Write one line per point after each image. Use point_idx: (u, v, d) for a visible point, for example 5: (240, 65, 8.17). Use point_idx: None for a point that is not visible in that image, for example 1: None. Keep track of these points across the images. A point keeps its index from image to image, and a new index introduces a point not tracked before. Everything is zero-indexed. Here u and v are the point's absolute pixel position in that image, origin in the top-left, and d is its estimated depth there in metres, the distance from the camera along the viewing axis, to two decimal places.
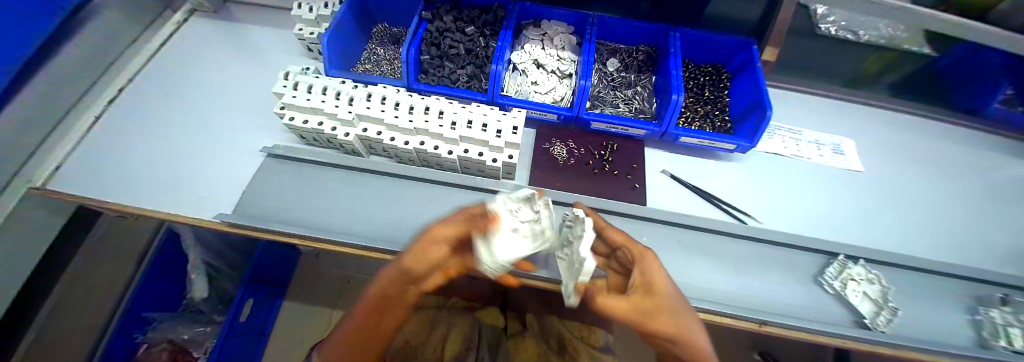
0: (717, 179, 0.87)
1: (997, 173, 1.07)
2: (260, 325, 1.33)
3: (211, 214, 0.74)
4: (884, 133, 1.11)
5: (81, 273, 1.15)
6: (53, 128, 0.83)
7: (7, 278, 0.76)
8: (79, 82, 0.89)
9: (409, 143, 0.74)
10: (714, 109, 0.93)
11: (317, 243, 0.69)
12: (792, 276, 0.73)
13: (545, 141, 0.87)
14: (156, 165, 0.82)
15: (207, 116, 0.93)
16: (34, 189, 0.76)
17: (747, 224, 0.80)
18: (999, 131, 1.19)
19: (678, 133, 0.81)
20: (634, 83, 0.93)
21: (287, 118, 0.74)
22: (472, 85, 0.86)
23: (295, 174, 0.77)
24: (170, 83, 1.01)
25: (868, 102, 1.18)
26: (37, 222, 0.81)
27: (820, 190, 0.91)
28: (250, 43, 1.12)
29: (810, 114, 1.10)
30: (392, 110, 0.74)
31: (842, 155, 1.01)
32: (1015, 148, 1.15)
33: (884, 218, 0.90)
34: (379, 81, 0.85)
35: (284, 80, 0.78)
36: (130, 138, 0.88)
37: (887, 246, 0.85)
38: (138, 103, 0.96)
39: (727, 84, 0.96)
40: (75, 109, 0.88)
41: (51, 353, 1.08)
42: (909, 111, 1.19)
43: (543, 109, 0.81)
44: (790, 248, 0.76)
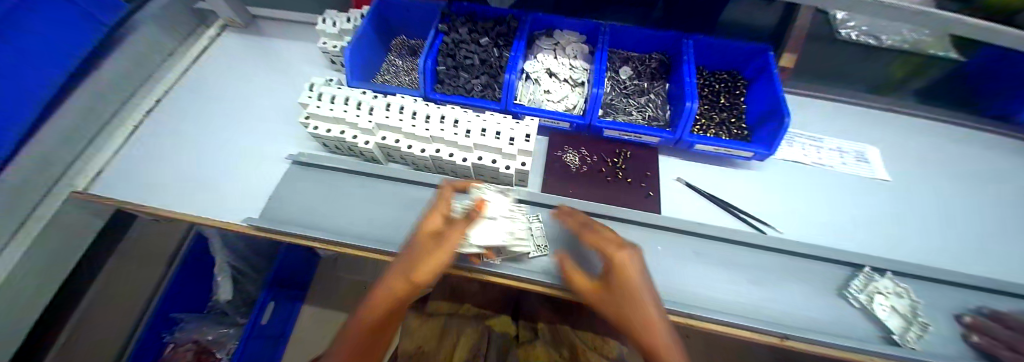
0: (733, 187, 0.85)
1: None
2: (279, 328, 1.36)
3: (236, 217, 0.78)
4: (910, 140, 1.06)
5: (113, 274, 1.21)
6: (95, 137, 0.89)
7: (48, 277, 0.81)
8: (119, 94, 0.95)
9: (425, 151, 0.76)
10: (730, 116, 0.91)
11: (338, 247, 0.72)
12: (815, 288, 0.70)
13: (557, 149, 0.88)
14: (189, 171, 0.88)
15: (234, 125, 0.98)
16: (76, 193, 0.83)
17: (765, 233, 0.78)
18: None
19: (693, 140, 0.80)
20: (647, 90, 0.93)
21: (310, 127, 0.78)
22: (486, 94, 0.88)
23: (316, 181, 0.81)
24: (203, 94, 1.07)
25: (894, 108, 1.14)
26: (77, 225, 0.86)
27: (844, 199, 0.88)
28: (277, 56, 1.19)
29: (831, 121, 1.07)
30: (409, 119, 0.76)
31: (866, 163, 0.98)
32: None
33: (914, 229, 0.86)
34: (397, 91, 0.88)
35: (308, 91, 0.82)
36: (164, 147, 0.94)
37: (919, 258, 0.81)
38: (173, 114, 1.02)
39: (743, 91, 0.95)
40: (114, 119, 0.95)
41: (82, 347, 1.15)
42: (939, 116, 1.14)
43: (556, 117, 0.82)
44: (811, 259, 0.74)
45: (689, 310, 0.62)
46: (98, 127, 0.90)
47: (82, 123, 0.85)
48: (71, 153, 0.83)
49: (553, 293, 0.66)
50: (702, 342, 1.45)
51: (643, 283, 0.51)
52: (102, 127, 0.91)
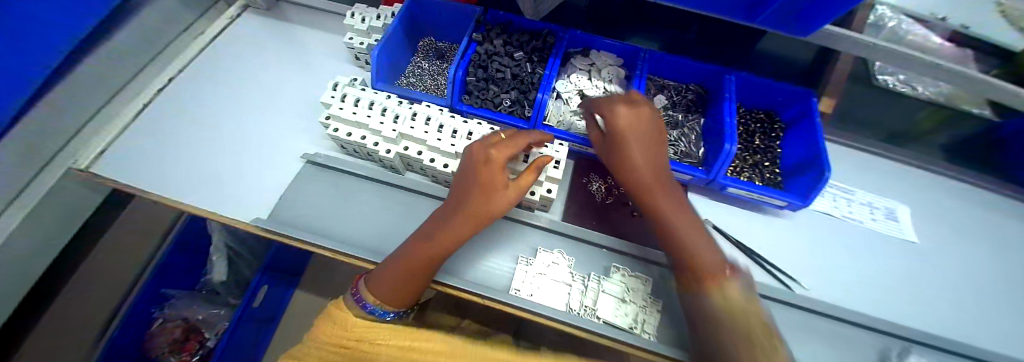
0: (762, 235, 0.82)
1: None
2: (271, 311, 1.34)
3: (239, 214, 0.75)
4: (936, 199, 1.04)
5: (112, 242, 1.23)
6: (97, 113, 0.85)
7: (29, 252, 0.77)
8: (126, 68, 0.91)
9: (448, 167, 0.72)
10: (764, 159, 0.88)
11: (346, 259, 0.68)
12: (842, 353, 0.66)
13: (583, 176, 0.84)
14: (197, 158, 0.85)
15: (247, 112, 0.95)
16: (77, 170, 0.80)
17: (792, 290, 0.74)
18: None
19: (727, 183, 0.77)
20: (681, 123, 0.90)
21: (331, 129, 0.74)
22: (514, 111, 0.85)
23: (330, 184, 0.77)
24: (218, 78, 1.04)
25: (924, 164, 1.11)
26: (70, 202, 0.82)
27: (870, 257, 0.85)
28: (299, 42, 1.15)
29: (860, 172, 1.04)
30: (435, 131, 0.73)
31: (896, 222, 0.95)
32: None
33: (941, 296, 0.83)
34: (423, 98, 0.84)
35: (332, 90, 0.79)
36: (176, 129, 0.91)
37: (944, 329, 0.78)
38: (185, 95, 0.99)
39: (779, 135, 0.92)
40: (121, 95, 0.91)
41: (71, 318, 1.13)
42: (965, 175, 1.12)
43: (585, 143, 0.79)
44: (837, 321, 0.70)
45: None
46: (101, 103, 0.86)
47: (85, 95, 0.81)
48: (74, 125, 0.81)
49: (573, 332, 0.63)
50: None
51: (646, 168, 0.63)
52: (107, 102, 0.88)
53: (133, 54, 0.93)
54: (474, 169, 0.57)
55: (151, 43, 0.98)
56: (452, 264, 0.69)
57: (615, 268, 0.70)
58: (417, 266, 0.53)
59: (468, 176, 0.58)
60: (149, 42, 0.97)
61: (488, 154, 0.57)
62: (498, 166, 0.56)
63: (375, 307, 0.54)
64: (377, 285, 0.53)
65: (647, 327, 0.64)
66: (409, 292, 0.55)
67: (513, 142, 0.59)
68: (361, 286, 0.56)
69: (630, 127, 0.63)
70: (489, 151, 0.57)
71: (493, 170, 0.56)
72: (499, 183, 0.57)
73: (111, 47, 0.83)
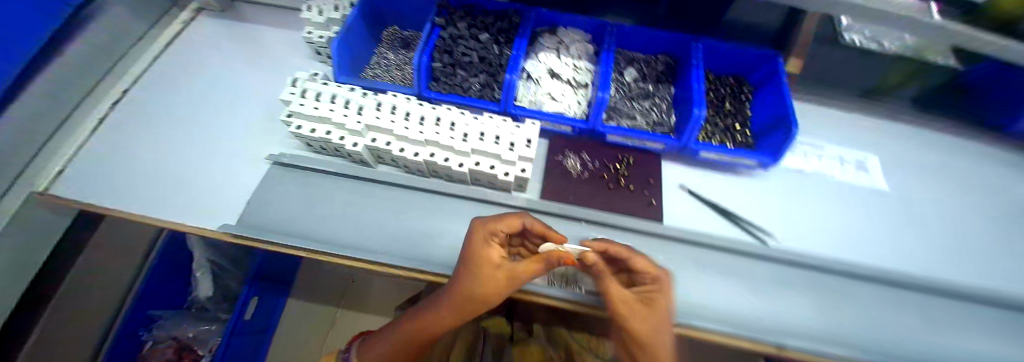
0: (737, 195, 0.84)
1: (1014, 190, 1.05)
2: (263, 322, 1.26)
3: (212, 222, 0.72)
4: (897, 148, 1.09)
5: None
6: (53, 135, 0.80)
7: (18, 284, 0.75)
8: (80, 81, 0.86)
9: (418, 155, 0.71)
10: (735, 123, 0.90)
11: (324, 257, 0.66)
12: (816, 298, 0.69)
13: (559, 154, 0.84)
14: (167, 171, 0.81)
15: (212, 118, 0.91)
16: (37, 194, 0.74)
17: (766, 244, 0.76)
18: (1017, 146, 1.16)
19: (698, 148, 0.77)
20: (653, 94, 0.90)
21: (294, 126, 0.72)
22: (484, 94, 0.84)
23: (301, 183, 0.76)
24: (180, 85, 0.99)
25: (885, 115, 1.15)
26: (43, 227, 0.79)
27: (842, 208, 0.88)
28: (258, 42, 1.11)
29: (826, 128, 1.08)
30: (402, 120, 0.71)
31: (866, 172, 0.98)
32: None
33: (908, 237, 0.87)
34: (389, 88, 0.82)
35: (291, 86, 0.77)
36: (143, 141, 0.87)
37: (913, 267, 0.81)
38: (142, 107, 0.94)
39: (749, 97, 0.94)
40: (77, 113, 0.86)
41: None
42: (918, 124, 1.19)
43: (556, 120, 0.79)
44: (809, 269, 0.73)
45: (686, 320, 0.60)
46: (55, 124, 0.81)
47: (38, 114, 0.76)
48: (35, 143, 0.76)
49: (557, 304, 0.64)
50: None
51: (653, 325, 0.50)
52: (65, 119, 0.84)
53: (86, 67, 0.87)
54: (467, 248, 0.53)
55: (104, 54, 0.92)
56: (432, 251, 0.69)
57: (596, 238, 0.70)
58: (418, 339, 0.56)
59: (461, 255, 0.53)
60: (101, 54, 0.91)
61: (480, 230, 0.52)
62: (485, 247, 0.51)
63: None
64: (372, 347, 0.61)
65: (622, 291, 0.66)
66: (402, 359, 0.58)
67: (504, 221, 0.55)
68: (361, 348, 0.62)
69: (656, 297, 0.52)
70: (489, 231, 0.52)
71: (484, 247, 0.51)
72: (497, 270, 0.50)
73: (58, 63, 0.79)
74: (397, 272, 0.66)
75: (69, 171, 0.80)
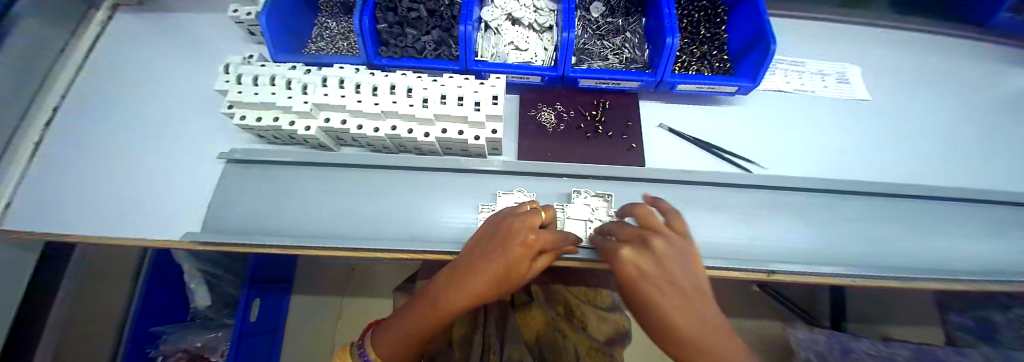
0: (719, 127, 0.81)
1: (991, 86, 1.04)
2: (271, 320, 1.26)
3: (180, 232, 0.68)
4: (879, 58, 1.06)
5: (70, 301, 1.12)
6: None
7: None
8: (13, 106, 0.75)
9: (379, 130, 0.66)
10: (711, 49, 0.86)
11: (302, 251, 0.64)
12: (797, 219, 0.71)
13: (531, 108, 0.79)
14: (119, 183, 0.75)
15: (154, 122, 0.83)
16: None
17: (750, 172, 0.75)
18: (998, 39, 1.14)
19: (675, 81, 0.73)
20: (622, 28, 0.84)
21: (236, 117, 0.66)
22: (441, 53, 0.78)
23: (262, 178, 0.71)
24: (113, 91, 0.88)
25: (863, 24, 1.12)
26: (7, 268, 0.74)
27: (823, 125, 0.87)
28: (187, 32, 0.98)
29: (806, 45, 1.04)
30: (353, 93, 0.64)
31: (848, 83, 0.96)
32: (1012, 56, 1.12)
33: (888, 145, 0.87)
34: (336, 61, 0.74)
35: (224, 74, 0.68)
36: (85, 157, 0.78)
37: (890, 175, 0.82)
38: (75, 119, 0.83)
39: (724, 19, 0.88)
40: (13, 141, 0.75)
41: None
42: (901, 28, 1.14)
43: (522, 71, 0.72)
44: (793, 191, 0.73)
45: None
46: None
47: None
48: None
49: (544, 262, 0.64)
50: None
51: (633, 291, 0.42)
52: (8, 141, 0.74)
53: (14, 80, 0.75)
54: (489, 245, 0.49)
55: (31, 63, 0.79)
56: (413, 228, 0.67)
57: (578, 192, 0.68)
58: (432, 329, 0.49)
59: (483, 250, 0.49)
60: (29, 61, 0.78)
61: (528, 237, 0.46)
62: (528, 253, 0.46)
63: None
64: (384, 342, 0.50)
65: None
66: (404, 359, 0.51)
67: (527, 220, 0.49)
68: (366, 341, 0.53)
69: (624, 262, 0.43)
70: (529, 235, 0.46)
71: (527, 254, 0.46)
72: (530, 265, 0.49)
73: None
74: (382, 254, 0.65)
75: (16, 204, 0.72)
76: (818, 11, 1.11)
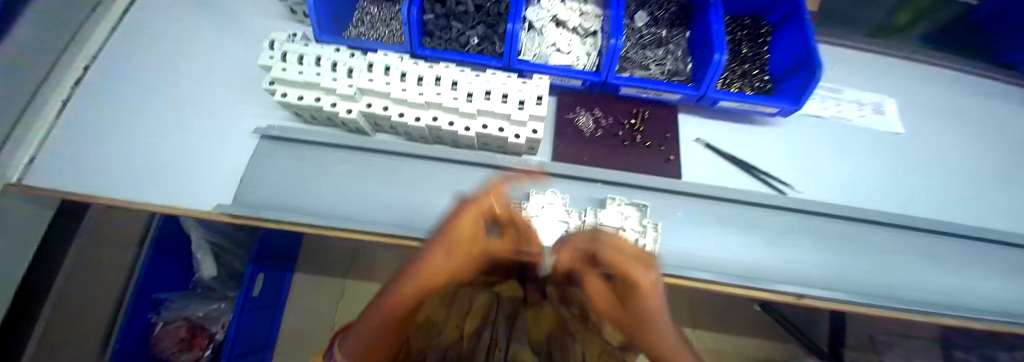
0: (755, 146, 0.80)
1: None
2: (271, 299, 1.23)
3: (209, 204, 0.68)
4: (913, 92, 1.05)
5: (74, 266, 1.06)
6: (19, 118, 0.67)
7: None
8: (41, 60, 0.72)
9: (420, 120, 0.65)
10: (752, 68, 0.87)
11: (333, 232, 0.64)
12: (832, 246, 0.70)
13: (569, 111, 0.79)
14: (148, 150, 0.74)
15: (188, 91, 0.83)
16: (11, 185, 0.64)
17: (785, 194, 0.75)
18: None
19: (718, 97, 0.73)
20: (665, 40, 0.84)
21: (278, 95, 0.65)
22: (484, 49, 0.78)
23: (296, 158, 0.70)
24: (150, 56, 0.87)
25: (897, 58, 1.12)
26: (26, 227, 0.71)
27: (857, 154, 0.86)
28: (225, 5, 0.98)
29: (842, 72, 1.03)
30: (398, 81, 0.64)
31: (882, 115, 0.96)
32: None
33: (921, 179, 0.87)
34: (380, 47, 0.74)
35: (270, 51, 0.67)
36: (116, 120, 0.77)
37: (922, 211, 0.81)
38: (106, 82, 0.82)
39: (767, 40, 0.89)
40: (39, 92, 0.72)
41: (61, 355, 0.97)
42: (934, 64, 1.14)
43: (566, 73, 0.72)
44: (829, 218, 0.72)
45: (689, 273, 0.62)
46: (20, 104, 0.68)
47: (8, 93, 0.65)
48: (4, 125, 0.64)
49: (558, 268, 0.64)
50: (689, 319, 1.42)
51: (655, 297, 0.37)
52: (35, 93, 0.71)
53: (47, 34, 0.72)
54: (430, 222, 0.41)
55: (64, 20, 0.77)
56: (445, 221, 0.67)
57: (612, 198, 0.66)
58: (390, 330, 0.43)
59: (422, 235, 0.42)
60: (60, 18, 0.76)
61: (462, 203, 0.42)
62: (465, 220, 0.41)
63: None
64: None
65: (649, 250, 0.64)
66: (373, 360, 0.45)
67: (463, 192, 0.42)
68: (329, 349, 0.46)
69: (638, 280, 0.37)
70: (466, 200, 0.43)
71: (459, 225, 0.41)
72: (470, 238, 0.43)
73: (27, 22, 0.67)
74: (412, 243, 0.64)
75: (42, 162, 0.69)
76: (854, 40, 1.11)
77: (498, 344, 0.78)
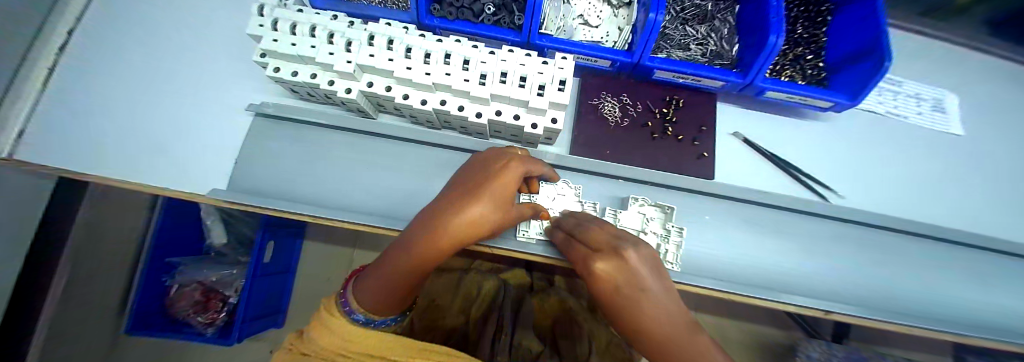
0: (799, 144, 0.72)
1: None
2: (282, 263, 1.25)
3: (206, 187, 0.64)
4: (983, 86, 0.93)
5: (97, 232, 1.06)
6: (6, 87, 0.63)
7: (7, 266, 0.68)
8: (28, 18, 0.66)
9: (427, 103, 0.58)
10: (807, 52, 0.76)
11: (331, 223, 0.60)
12: (870, 259, 0.64)
13: (592, 96, 0.70)
14: (142, 124, 0.69)
15: (180, 59, 0.76)
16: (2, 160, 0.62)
17: (827, 200, 0.68)
18: None
19: (766, 86, 0.63)
20: (710, 15, 0.73)
21: (270, 69, 0.58)
22: (500, 19, 0.68)
23: (293, 140, 0.65)
24: (138, 15, 0.79)
25: (971, 45, 0.98)
26: (28, 201, 0.69)
27: (909, 155, 0.77)
28: None
29: (905, 60, 0.91)
30: (402, 57, 0.56)
31: (943, 112, 0.85)
32: None
33: (977, 187, 0.78)
34: (382, 15, 0.66)
35: (259, 16, 0.59)
36: (105, 87, 0.72)
37: (971, 223, 0.75)
38: (93, 44, 0.75)
39: (826, 19, 0.77)
40: (26, 57, 0.67)
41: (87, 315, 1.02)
42: (1013, 54, 0.99)
43: (594, 53, 0.62)
44: (872, 228, 0.66)
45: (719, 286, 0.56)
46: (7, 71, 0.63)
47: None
48: None
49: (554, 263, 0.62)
50: (694, 301, 1.33)
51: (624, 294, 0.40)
52: (21, 58, 0.66)
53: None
54: (505, 166, 0.46)
55: None
56: None
57: (634, 198, 0.60)
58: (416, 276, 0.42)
59: (494, 172, 0.45)
60: None
61: (503, 164, 0.46)
62: (507, 181, 0.44)
63: (365, 320, 0.41)
64: (368, 293, 0.40)
65: (671, 256, 0.59)
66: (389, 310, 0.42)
67: (533, 163, 0.49)
68: (349, 293, 0.43)
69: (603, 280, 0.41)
70: (509, 162, 0.46)
71: (503, 179, 0.44)
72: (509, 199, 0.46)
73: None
74: None
75: (33, 134, 0.65)
76: (925, 21, 0.96)
77: (503, 329, 0.71)
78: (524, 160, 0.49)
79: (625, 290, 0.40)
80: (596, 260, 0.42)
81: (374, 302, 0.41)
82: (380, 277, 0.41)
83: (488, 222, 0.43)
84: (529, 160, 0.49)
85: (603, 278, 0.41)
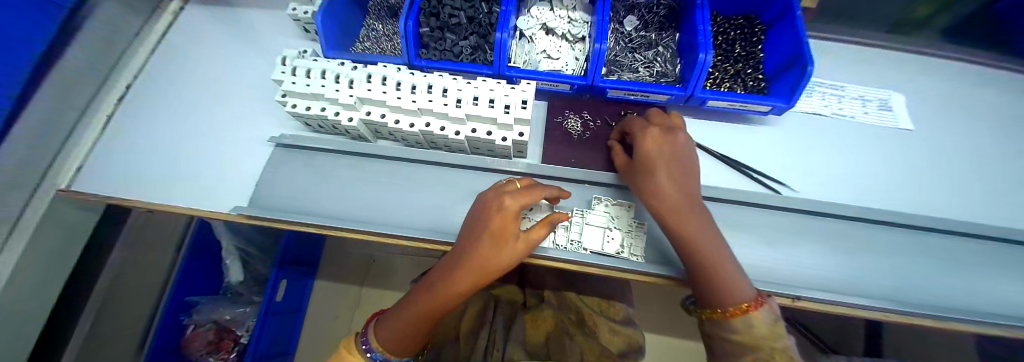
0: (748, 145, 0.80)
1: None
2: (295, 302, 1.26)
3: (225, 206, 0.75)
4: (935, 87, 1.00)
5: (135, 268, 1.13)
6: (68, 136, 0.77)
7: (48, 286, 0.78)
8: (94, 80, 0.82)
9: (413, 126, 0.70)
10: (746, 67, 0.87)
11: (332, 232, 0.70)
12: (829, 246, 0.68)
13: (558, 115, 0.82)
14: (178, 157, 0.82)
15: (214, 102, 0.92)
16: (62, 191, 0.75)
17: (780, 193, 0.74)
18: None
19: (705, 97, 0.73)
20: (655, 42, 0.86)
21: (289, 106, 0.72)
22: (476, 57, 0.83)
23: (302, 163, 0.77)
24: (184, 71, 0.96)
25: (918, 51, 1.07)
26: (71, 232, 0.80)
27: (861, 151, 0.83)
28: (244, 24, 1.06)
29: (849, 68, 1.00)
30: (393, 90, 0.69)
31: (890, 111, 0.92)
32: None
33: (934, 176, 0.83)
34: (380, 59, 0.80)
35: (282, 66, 0.74)
36: (150, 127, 0.87)
37: (934, 210, 0.78)
38: (143, 97, 0.91)
39: (761, 38, 0.88)
40: (90, 108, 0.82)
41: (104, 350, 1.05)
42: (962, 56, 1.07)
43: (554, 78, 0.74)
44: (828, 217, 0.70)
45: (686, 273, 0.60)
46: (74, 119, 0.77)
47: (64, 108, 0.74)
48: (56, 142, 0.74)
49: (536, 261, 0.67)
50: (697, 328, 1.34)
51: (673, 173, 0.52)
52: (85, 111, 0.81)
53: (99, 60, 0.81)
54: (501, 205, 0.47)
55: (114, 42, 0.85)
56: (433, 219, 0.71)
57: (597, 199, 0.70)
58: (437, 310, 0.50)
59: (491, 215, 0.47)
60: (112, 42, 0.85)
61: (500, 203, 0.47)
62: (505, 222, 0.46)
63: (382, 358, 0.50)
64: (393, 332, 0.51)
65: (634, 250, 0.65)
66: (414, 341, 0.53)
67: (532, 194, 0.49)
68: (370, 326, 0.54)
69: (659, 157, 0.53)
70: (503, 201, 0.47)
71: (500, 222, 0.46)
72: (513, 236, 0.48)
73: (82, 43, 0.75)
74: (405, 241, 0.69)
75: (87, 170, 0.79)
76: (864, 35, 1.07)
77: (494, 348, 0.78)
78: (525, 194, 0.49)
79: (670, 155, 0.53)
80: (649, 137, 0.55)
81: (395, 337, 0.51)
82: (404, 314, 0.51)
83: (494, 263, 0.47)
84: (529, 194, 0.49)
85: (652, 151, 0.54)
